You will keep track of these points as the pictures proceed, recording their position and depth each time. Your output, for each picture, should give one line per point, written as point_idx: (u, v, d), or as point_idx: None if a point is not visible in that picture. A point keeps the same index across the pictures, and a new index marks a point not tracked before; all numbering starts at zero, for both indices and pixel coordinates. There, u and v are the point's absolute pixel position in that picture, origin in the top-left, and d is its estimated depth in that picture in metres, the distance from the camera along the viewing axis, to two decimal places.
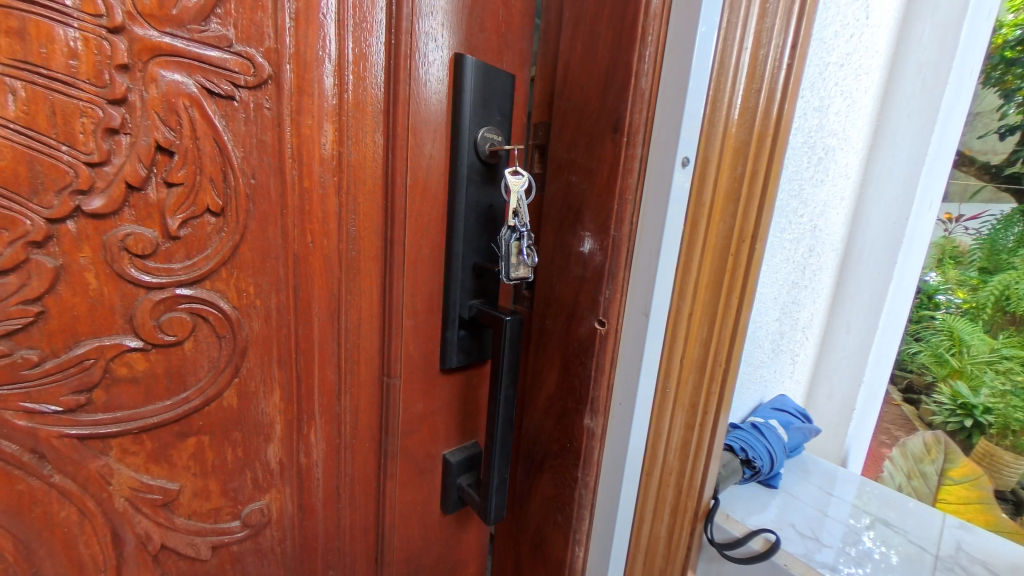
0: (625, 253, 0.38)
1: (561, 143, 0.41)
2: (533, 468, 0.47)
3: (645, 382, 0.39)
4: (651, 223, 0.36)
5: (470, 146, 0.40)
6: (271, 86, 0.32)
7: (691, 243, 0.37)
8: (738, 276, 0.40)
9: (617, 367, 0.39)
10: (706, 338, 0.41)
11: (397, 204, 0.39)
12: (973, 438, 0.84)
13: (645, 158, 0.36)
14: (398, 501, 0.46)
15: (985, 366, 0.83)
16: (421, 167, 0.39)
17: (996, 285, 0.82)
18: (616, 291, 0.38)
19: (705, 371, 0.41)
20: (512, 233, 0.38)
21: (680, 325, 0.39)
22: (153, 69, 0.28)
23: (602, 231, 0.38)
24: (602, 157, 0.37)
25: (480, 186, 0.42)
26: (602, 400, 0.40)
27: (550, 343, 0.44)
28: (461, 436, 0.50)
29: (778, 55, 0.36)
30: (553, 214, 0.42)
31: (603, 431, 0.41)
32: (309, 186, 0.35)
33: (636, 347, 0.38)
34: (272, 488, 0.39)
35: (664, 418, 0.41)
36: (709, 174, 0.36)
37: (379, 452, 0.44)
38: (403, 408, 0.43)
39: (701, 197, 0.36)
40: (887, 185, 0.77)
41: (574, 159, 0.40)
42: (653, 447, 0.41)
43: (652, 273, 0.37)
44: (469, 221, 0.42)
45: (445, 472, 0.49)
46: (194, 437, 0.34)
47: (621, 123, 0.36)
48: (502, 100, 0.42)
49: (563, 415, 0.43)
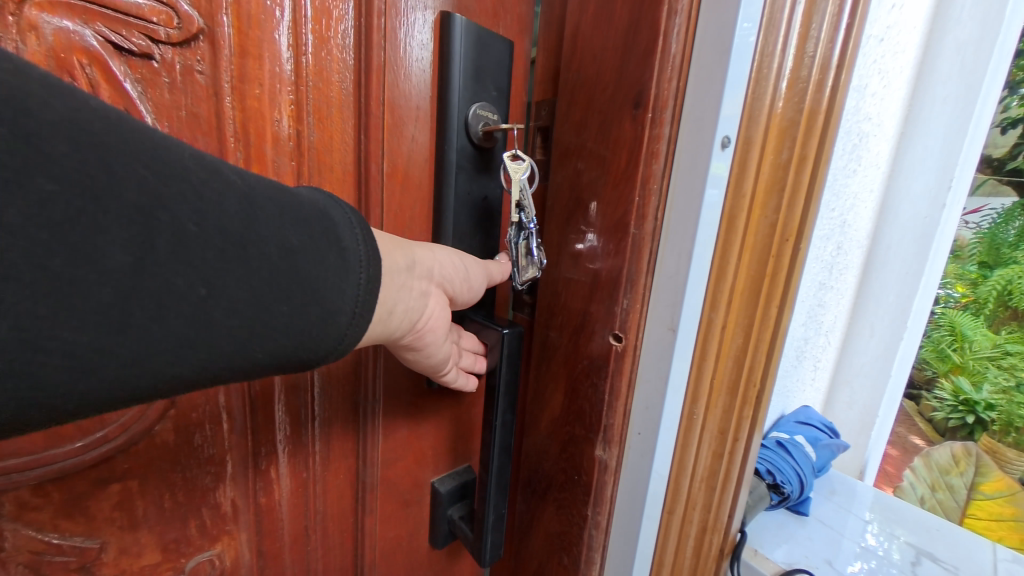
0: (647, 255, 0.31)
1: (571, 121, 0.34)
2: (534, 497, 0.41)
3: (669, 410, 0.32)
4: (679, 219, 0.30)
5: (460, 127, 0.34)
6: (204, 43, 0.25)
7: (728, 243, 0.31)
8: (779, 281, 0.34)
9: (637, 390, 0.33)
10: (740, 353, 0.34)
11: (372, 196, 0.33)
12: (976, 433, 0.91)
13: (675, 138, 0.29)
14: (379, 536, 0.40)
15: (987, 362, 0.91)
16: (401, 153, 0.33)
17: (998, 279, 0.89)
18: (635, 300, 0.32)
19: (738, 393, 0.35)
20: (523, 232, 0.33)
21: (711, 341, 0.32)
22: (31, 13, 0.21)
23: (618, 231, 0.32)
24: (620, 137, 0.31)
25: (472, 176, 0.35)
26: (616, 429, 0.34)
27: (554, 358, 0.38)
28: (451, 460, 0.44)
29: (837, 12, 0.30)
30: (560, 209, 0.36)
31: (619, 463, 0.35)
32: (261, 172, 0.29)
33: (658, 370, 0.32)
34: (225, 536, 0.33)
35: (690, 447, 0.35)
36: (751, 159, 0.29)
37: (357, 483, 0.38)
38: (384, 431, 0.38)
39: (741, 186, 0.30)
40: (917, 178, 0.71)
41: (582, 143, 0.33)
42: (675, 482, 0.35)
43: (682, 276, 0.30)
44: (460, 215, 0.36)
45: (433, 502, 0.43)
46: (119, 482, 0.28)
47: (645, 95, 0.29)
48: (498, 72, 0.35)
49: (570, 442, 0.37)
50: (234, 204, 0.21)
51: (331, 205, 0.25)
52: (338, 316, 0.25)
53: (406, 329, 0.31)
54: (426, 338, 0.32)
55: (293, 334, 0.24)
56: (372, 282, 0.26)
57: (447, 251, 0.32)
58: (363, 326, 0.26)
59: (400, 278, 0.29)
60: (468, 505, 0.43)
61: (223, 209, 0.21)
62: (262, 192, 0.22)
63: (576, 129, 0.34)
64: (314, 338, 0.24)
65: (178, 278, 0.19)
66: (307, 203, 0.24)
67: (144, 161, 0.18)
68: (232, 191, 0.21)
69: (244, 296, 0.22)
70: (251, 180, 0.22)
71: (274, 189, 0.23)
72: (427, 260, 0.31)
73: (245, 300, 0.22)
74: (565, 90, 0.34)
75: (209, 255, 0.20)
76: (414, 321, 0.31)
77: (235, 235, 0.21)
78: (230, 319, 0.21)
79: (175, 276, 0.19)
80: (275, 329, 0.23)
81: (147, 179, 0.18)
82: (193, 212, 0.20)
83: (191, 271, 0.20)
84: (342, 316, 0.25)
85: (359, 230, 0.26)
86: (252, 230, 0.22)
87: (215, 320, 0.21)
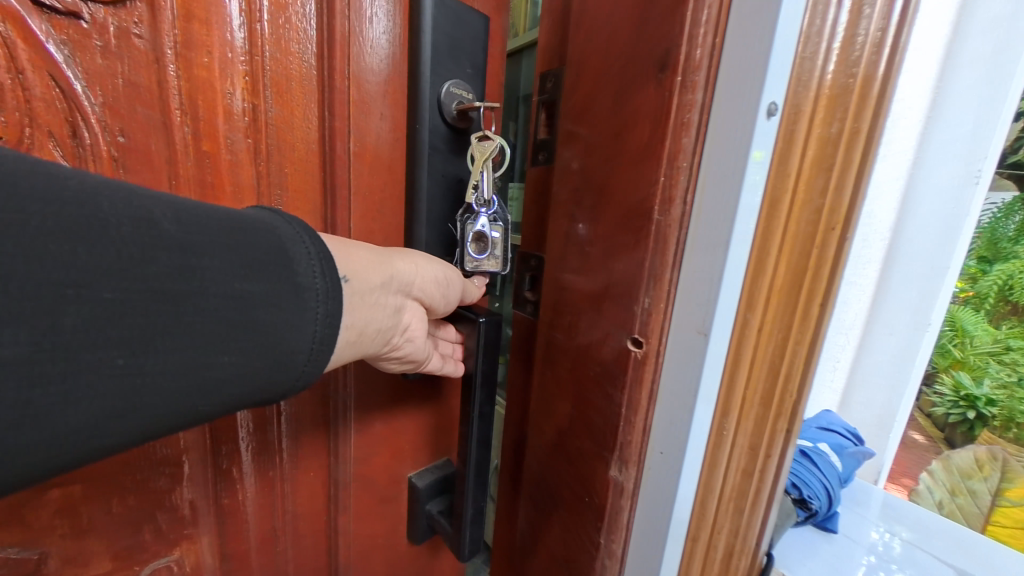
0: (673, 248, 0.27)
1: (584, 95, 0.31)
2: (540, 517, 0.38)
3: (698, 427, 0.28)
4: (712, 203, 0.25)
5: (433, 105, 0.32)
6: (142, 4, 0.23)
7: (768, 232, 0.26)
8: (823, 279, 0.27)
9: (658, 401, 0.29)
10: (775, 366, 0.29)
11: (338, 176, 0.31)
12: (975, 430, 0.86)
13: (707, 106, 0.25)
14: (356, 533, 0.38)
15: (986, 358, 0.85)
16: (370, 132, 0.31)
17: (997, 274, 0.83)
18: (658, 299, 0.28)
19: (773, 403, 0.30)
20: (469, 214, 0.32)
21: (746, 346, 0.28)
22: None
23: (632, 221, 0.28)
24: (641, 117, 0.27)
25: (448, 157, 0.33)
26: (634, 447, 0.30)
27: (563, 360, 0.35)
28: (431, 454, 0.42)
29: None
30: (570, 193, 0.33)
31: (636, 486, 0.30)
32: (213, 150, 0.27)
33: (684, 381, 0.27)
34: (184, 540, 0.31)
35: (718, 468, 0.30)
36: (798, 133, 0.25)
37: (330, 481, 0.36)
38: (358, 427, 0.36)
39: (786, 165, 0.25)
40: (941, 167, 0.77)
41: (592, 119, 0.31)
42: (701, 502, 0.30)
43: (718, 268, 0.25)
44: (435, 199, 0.33)
45: (411, 498, 0.41)
46: (60, 487, 0.26)
47: (671, 55, 0.25)
48: (473, 47, 0.33)
49: (579, 456, 0.34)
50: (163, 252, 0.18)
51: (288, 236, 0.23)
52: (295, 356, 0.22)
53: (381, 346, 0.29)
54: (402, 351, 0.30)
55: (243, 388, 0.21)
56: (333, 319, 0.24)
57: (429, 265, 0.30)
58: (325, 363, 0.24)
59: (374, 295, 0.27)
60: (448, 498, 0.41)
61: (151, 257, 0.18)
62: (202, 230, 0.20)
63: (587, 104, 0.31)
64: (266, 383, 0.22)
65: (89, 353, 0.17)
66: (256, 235, 0.22)
67: (52, 217, 0.16)
68: (166, 242, 0.18)
69: (181, 348, 0.19)
70: (190, 218, 0.20)
71: (218, 224, 0.20)
72: (405, 275, 0.28)
73: (181, 352, 0.19)
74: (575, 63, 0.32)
75: (131, 320, 0.18)
76: (390, 337, 0.29)
77: (164, 284, 0.18)
78: (166, 384, 0.19)
79: (93, 334, 0.17)
80: (218, 385, 0.20)
81: (56, 250, 0.16)
82: (117, 277, 0.17)
83: (111, 330, 0.17)
84: (299, 354, 0.23)
85: (318, 261, 0.23)
86: (188, 278, 0.19)
87: (146, 388, 0.18)
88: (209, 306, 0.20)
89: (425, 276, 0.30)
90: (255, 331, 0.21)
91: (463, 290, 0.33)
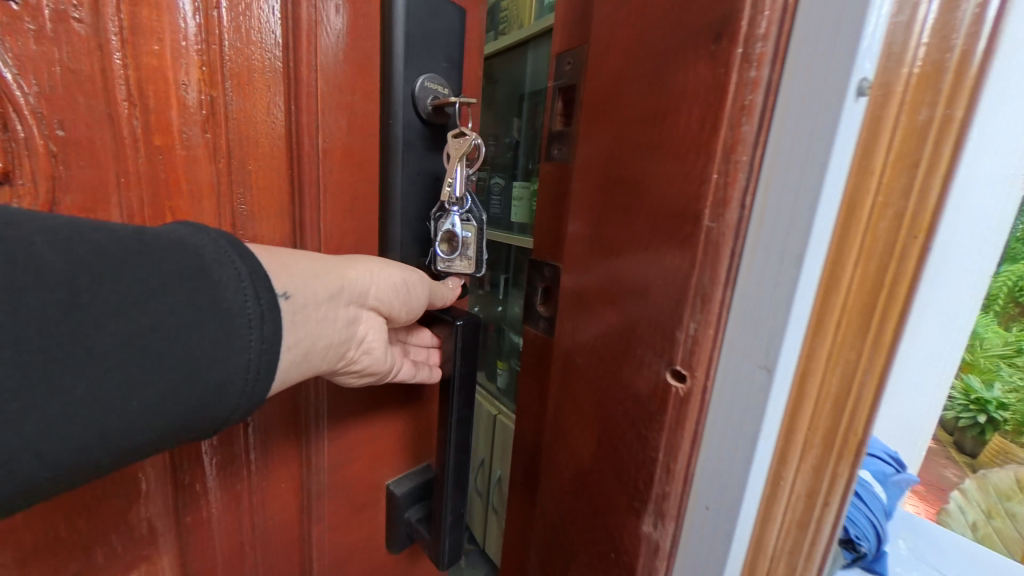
0: (727, 259, 0.21)
1: (611, 77, 0.26)
2: (550, 562, 0.34)
3: (754, 478, 0.22)
4: (778, 203, 0.20)
5: (407, 100, 0.31)
6: None
7: (846, 239, 0.20)
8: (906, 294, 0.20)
9: (702, 445, 0.23)
10: (842, 398, 0.22)
11: (306, 173, 0.29)
12: (987, 433, 0.83)
13: (777, 86, 0.19)
14: (332, 542, 0.37)
15: (1000, 360, 0.78)
16: (340, 128, 0.30)
17: (1005, 275, 0.70)
18: (706, 322, 0.22)
19: (837, 444, 0.23)
20: (442, 212, 0.32)
21: (810, 384, 0.22)
22: None
23: (669, 224, 0.23)
24: (680, 101, 0.22)
25: (423, 154, 0.32)
26: (672, 499, 0.25)
27: (581, 385, 0.30)
28: (411, 460, 0.40)
29: None
30: (592, 191, 0.28)
31: (673, 543, 0.25)
32: (167, 145, 0.25)
33: (738, 420, 0.22)
34: (144, 561, 0.29)
35: (771, 525, 0.24)
36: (887, 120, 0.18)
37: (304, 492, 0.35)
38: (333, 433, 0.35)
39: (868, 159, 0.19)
40: (973, 197, 0.59)
41: (618, 106, 0.26)
42: (750, 562, 0.25)
43: (783, 285, 0.20)
44: (410, 197, 0.32)
45: (390, 505, 0.39)
46: None
47: (732, 23, 0.20)
48: (449, 40, 0.32)
49: (602, 498, 0.28)
50: (59, 287, 0.18)
51: (214, 260, 0.22)
52: (227, 388, 0.22)
53: (336, 360, 0.28)
54: (360, 363, 0.30)
55: (168, 425, 0.20)
56: (269, 345, 0.23)
57: (384, 270, 0.29)
58: (262, 390, 0.23)
59: (321, 309, 0.26)
60: (427, 505, 0.40)
61: (49, 295, 0.18)
62: (112, 262, 0.19)
63: (613, 88, 0.26)
64: (196, 415, 0.21)
65: None
66: (175, 260, 0.21)
67: None
68: (64, 278, 0.18)
69: (90, 385, 0.18)
70: (98, 248, 0.19)
71: (131, 251, 0.20)
72: (355, 285, 0.28)
73: (89, 390, 0.18)
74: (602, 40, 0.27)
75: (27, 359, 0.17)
76: (345, 350, 0.28)
77: (63, 319, 0.18)
78: (75, 427, 0.18)
79: None
80: (138, 424, 0.20)
81: None
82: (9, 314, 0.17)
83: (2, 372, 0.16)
84: (231, 386, 0.22)
85: (249, 283, 0.22)
86: (92, 312, 0.18)
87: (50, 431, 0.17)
88: (118, 341, 0.19)
89: (379, 284, 0.29)
90: (177, 365, 0.20)
91: (429, 294, 0.32)
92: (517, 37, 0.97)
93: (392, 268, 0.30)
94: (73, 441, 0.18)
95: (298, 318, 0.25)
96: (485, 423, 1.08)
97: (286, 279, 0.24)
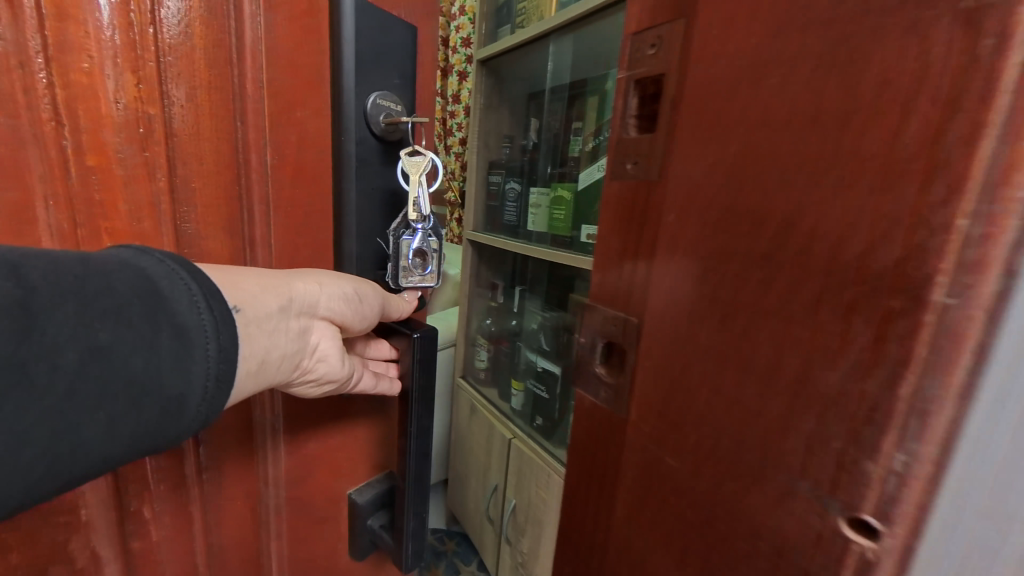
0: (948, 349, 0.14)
1: (729, 57, 0.18)
2: None
3: None
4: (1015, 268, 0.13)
5: (359, 117, 0.31)
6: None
7: None
8: None
9: None
10: None
11: (255, 190, 0.29)
12: None
13: None
14: (292, 555, 0.37)
15: None
16: (289, 144, 0.30)
17: None
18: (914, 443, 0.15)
19: None
20: (405, 229, 0.34)
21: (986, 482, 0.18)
22: None
23: (825, 283, 0.16)
24: (871, 102, 0.14)
25: (376, 170, 0.33)
26: None
27: (678, 487, 0.21)
28: (371, 470, 0.41)
29: None
30: (693, 221, 0.20)
31: None
32: (101, 164, 0.24)
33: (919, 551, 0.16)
34: None
35: None
36: None
37: (260, 509, 0.35)
38: (290, 446, 0.35)
39: None
40: None
41: (736, 98, 0.18)
42: None
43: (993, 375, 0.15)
44: (364, 212, 0.33)
45: (351, 515, 0.40)
46: None
47: None
48: (399, 59, 0.33)
49: None
50: (4, 313, 0.17)
51: (162, 275, 0.21)
52: (186, 402, 0.21)
53: (290, 370, 0.28)
54: (315, 372, 0.30)
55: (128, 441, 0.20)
56: (227, 354, 0.23)
57: (336, 282, 0.30)
58: (222, 402, 0.23)
59: (273, 321, 0.26)
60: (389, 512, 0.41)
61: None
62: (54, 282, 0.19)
63: (727, 73, 0.18)
64: (154, 431, 0.21)
65: None
66: (122, 278, 0.20)
67: None
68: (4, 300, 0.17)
69: (40, 408, 0.18)
70: (43, 270, 0.19)
71: (76, 273, 0.19)
72: (307, 297, 0.28)
73: (42, 411, 0.18)
74: (711, 8, 0.19)
75: None
76: (299, 360, 0.29)
77: (13, 345, 0.17)
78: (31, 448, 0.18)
79: None
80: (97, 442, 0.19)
81: None
82: None
83: None
84: (191, 399, 0.22)
85: (202, 297, 0.22)
86: (38, 335, 0.18)
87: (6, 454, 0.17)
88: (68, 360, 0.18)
89: (332, 295, 0.30)
90: (133, 381, 0.20)
91: (383, 305, 0.34)
92: (518, 40, 0.95)
93: (344, 280, 0.31)
94: (26, 470, 0.17)
95: (249, 329, 0.25)
96: (500, 448, 1.03)
97: (233, 291, 0.24)
